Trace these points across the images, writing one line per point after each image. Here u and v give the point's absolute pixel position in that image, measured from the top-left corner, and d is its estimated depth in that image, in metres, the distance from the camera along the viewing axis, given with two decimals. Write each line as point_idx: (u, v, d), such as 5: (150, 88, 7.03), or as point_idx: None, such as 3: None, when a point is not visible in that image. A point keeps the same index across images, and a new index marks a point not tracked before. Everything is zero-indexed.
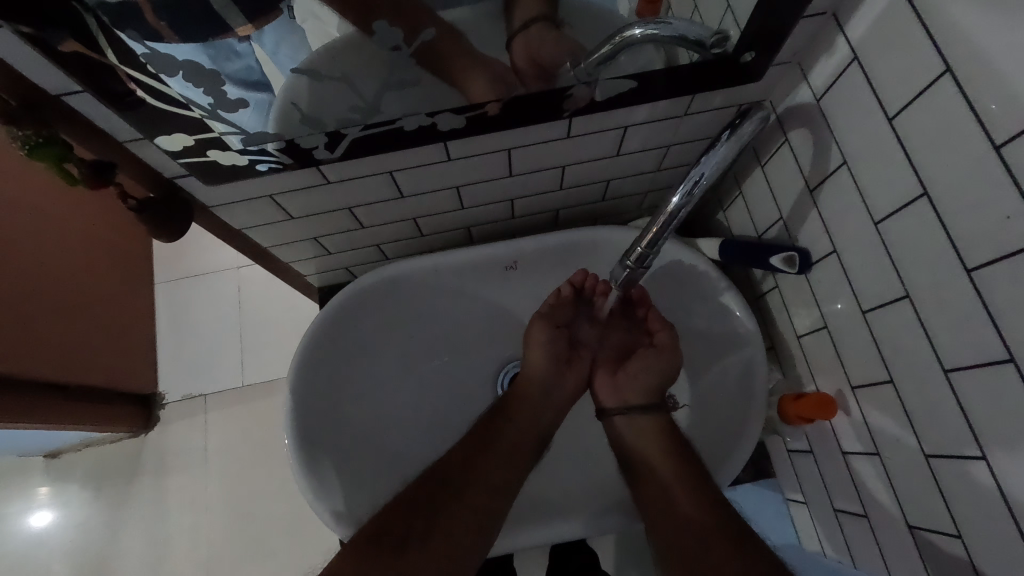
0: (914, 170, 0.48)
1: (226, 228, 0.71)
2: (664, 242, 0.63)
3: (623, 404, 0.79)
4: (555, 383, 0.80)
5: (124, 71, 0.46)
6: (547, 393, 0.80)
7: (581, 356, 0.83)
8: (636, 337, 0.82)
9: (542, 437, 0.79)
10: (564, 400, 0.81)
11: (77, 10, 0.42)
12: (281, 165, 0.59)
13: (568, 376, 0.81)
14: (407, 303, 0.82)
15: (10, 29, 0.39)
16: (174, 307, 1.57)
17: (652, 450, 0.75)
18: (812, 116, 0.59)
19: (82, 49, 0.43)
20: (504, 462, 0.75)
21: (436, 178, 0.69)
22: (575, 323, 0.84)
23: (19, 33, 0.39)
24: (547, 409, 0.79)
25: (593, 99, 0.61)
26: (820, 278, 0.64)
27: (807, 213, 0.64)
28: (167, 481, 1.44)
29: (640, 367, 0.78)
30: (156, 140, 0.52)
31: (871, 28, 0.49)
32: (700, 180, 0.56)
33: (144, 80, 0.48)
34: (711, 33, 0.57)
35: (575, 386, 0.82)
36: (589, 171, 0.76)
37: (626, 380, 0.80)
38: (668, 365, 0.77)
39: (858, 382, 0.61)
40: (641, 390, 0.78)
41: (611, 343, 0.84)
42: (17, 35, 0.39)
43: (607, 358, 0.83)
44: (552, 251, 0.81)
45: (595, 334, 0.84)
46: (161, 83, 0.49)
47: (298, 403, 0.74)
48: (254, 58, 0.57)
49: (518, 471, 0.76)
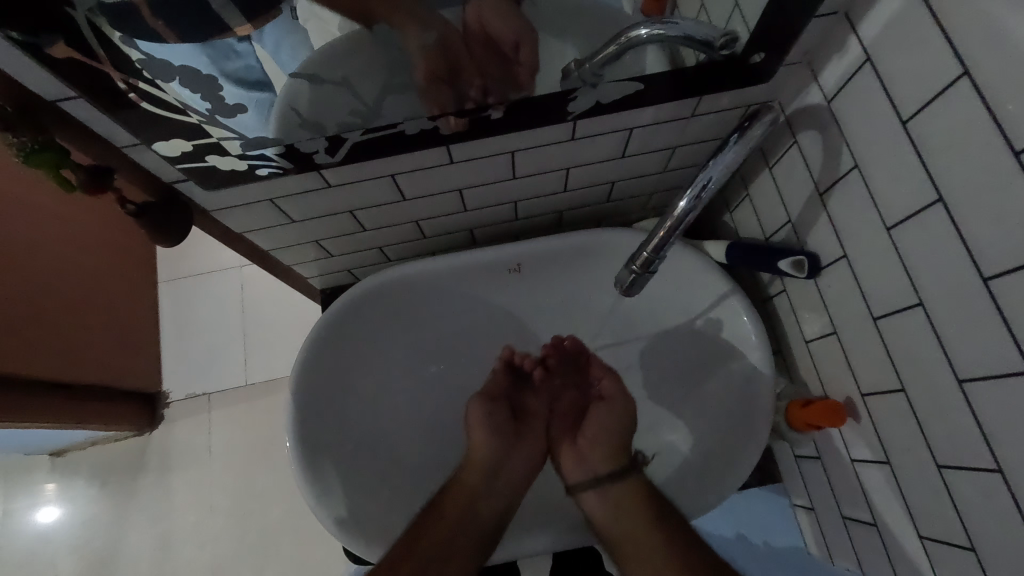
0: (929, 175, 0.46)
1: (227, 231, 0.70)
2: (672, 246, 0.62)
3: (592, 475, 0.76)
4: (504, 463, 0.76)
5: (121, 77, 0.46)
6: (495, 472, 0.75)
7: (533, 425, 0.80)
8: (585, 393, 0.81)
9: (504, 514, 0.75)
10: (520, 480, 0.77)
11: (68, 14, 0.42)
12: (281, 170, 0.58)
13: (521, 450, 0.78)
14: (359, 367, 0.79)
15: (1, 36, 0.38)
16: (177, 306, 1.57)
17: (633, 523, 0.71)
18: (822, 117, 0.58)
19: (76, 54, 0.42)
20: (470, 534, 0.72)
21: (438, 181, 0.68)
22: (520, 393, 0.82)
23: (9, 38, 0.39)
24: (502, 486, 0.75)
25: (599, 101, 0.60)
26: (829, 283, 0.63)
27: (817, 217, 0.62)
28: (170, 479, 1.44)
29: (596, 429, 0.77)
30: (154, 145, 0.51)
31: (884, 27, 0.48)
32: (708, 184, 0.55)
33: (141, 86, 0.47)
34: (719, 34, 0.56)
35: (528, 465, 0.78)
36: (593, 173, 0.75)
37: (587, 448, 0.77)
38: (622, 417, 0.77)
39: (868, 389, 0.60)
40: (604, 457, 0.76)
41: (564, 406, 0.82)
42: (8, 41, 0.39)
43: (563, 422, 0.81)
44: (556, 254, 0.80)
45: (541, 400, 0.82)
46: (159, 89, 0.49)
47: (300, 407, 0.73)
48: (254, 57, 0.60)
49: (485, 541, 0.72)
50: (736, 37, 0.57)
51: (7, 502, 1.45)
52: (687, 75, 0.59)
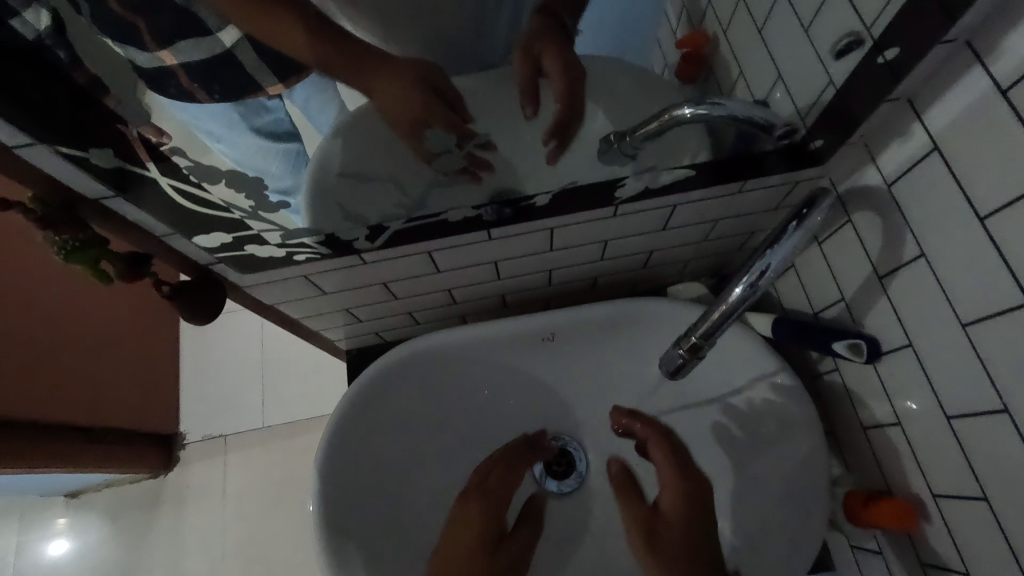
0: (1012, 276, 0.44)
1: (259, 303, 0.68)
2: (725, 330, 0.59)
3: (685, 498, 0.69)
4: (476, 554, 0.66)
5: (167, 183, 0.51)
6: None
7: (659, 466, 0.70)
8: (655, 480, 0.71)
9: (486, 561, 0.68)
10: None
11: (121, 131, 0.47)
12: (319, 255, 0.59)
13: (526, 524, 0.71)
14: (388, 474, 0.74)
15: (53, 151, 0.42)
16: (197, 348, 1.54)
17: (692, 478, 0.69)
18: (881, 201, 0.55)
19: (125, 164, 0.47)
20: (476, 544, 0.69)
21: (475, 256, 0.66)
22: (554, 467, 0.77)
23: (61, 153, 0.43)
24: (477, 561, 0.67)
25: (647, 187, 0.61)
26: (891, 370, 0.59)
27: (875, 299, 0.59)
28: (183, 524, 1.40)
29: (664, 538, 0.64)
30: (195, 239, 0.54)
31: (955, 119, 0.45)
32: (766, 272, 0.53)
33: (185, 188, 0.52)
34: (779, 122, 0.58)
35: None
36: (633, 244, 0.72)
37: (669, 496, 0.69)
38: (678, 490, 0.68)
39: (941, 488, 0.56)
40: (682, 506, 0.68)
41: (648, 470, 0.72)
42: (60, 156, 0.43)
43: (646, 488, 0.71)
44: (593, 323, 0.77)
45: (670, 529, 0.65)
46: (202, 190, 0.53)
47: (328, 483, 0.69)
48: (284, 111, 0.70)
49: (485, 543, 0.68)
50: (795, 129, 0.58)
51: (19, 536, 1.42)
52: (725, 162, 0.60)
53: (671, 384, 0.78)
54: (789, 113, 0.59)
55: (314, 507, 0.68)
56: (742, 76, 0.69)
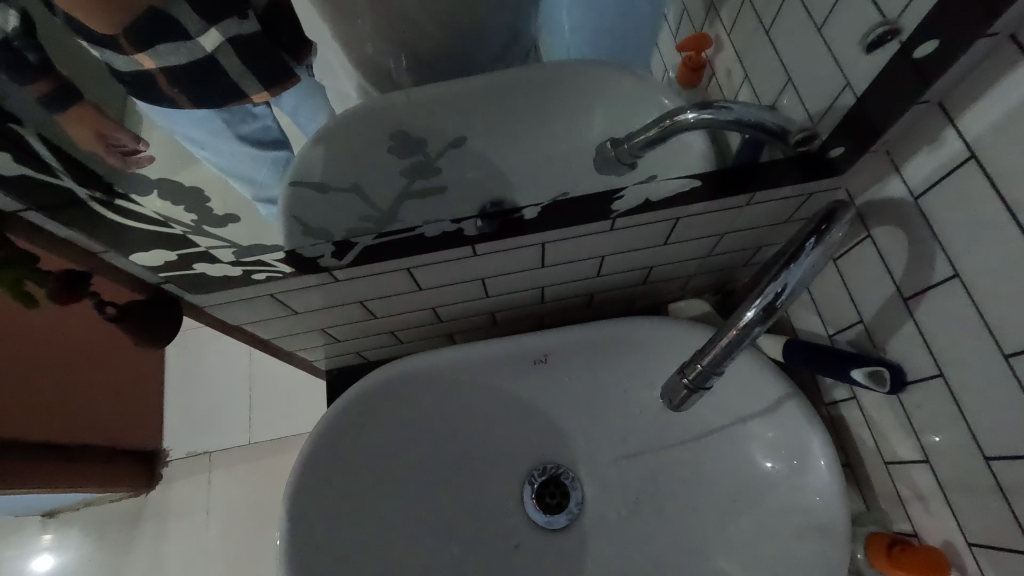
0: None
1: (222, 323, 0.62)
2: (736, 358, 0.52)
3: None
4: None
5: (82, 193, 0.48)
6: None
7: None
8: None
9: None
10: None
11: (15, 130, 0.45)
12: (280, 274, 0.54)
13: None
14: None
15: None
16: (184, 360, 1.48)
17: None
18: (906, 215, 0.49)
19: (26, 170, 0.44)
20: None
21: (458, 273, 0.61)
22: None
23: None
24: None
25: (649, 199, 0.57)
26: (919, 401, 0.53)
27: (898, 324, 0.54)
28: (162, 546, 1.32)
29: None
30: (133, 256, 0.50)
31: (995, 123, 0.40)
32: (782, 294, 0.48)
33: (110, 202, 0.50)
34: (796, 129, 0.54)
35: None
36: (631, 259, 0.67)
37: None
38: None
39: (977, 536, 0.50)
40: None
41: None
42: None
43: None
44: (587, 344, 0.70)
45: None
46: (135, 203, 0.53)
47: (299, 515, 0.63)
48: (271, 117, 0.70)
49: None
50: (813, 134, 0.54)
51: None
52: (729, 170, 0.57)
53: (671, 414, 0.71)
54: (804, 119, 0.55)
55: (282, 540, 0.62)
56: (746, 81, 0.64)
